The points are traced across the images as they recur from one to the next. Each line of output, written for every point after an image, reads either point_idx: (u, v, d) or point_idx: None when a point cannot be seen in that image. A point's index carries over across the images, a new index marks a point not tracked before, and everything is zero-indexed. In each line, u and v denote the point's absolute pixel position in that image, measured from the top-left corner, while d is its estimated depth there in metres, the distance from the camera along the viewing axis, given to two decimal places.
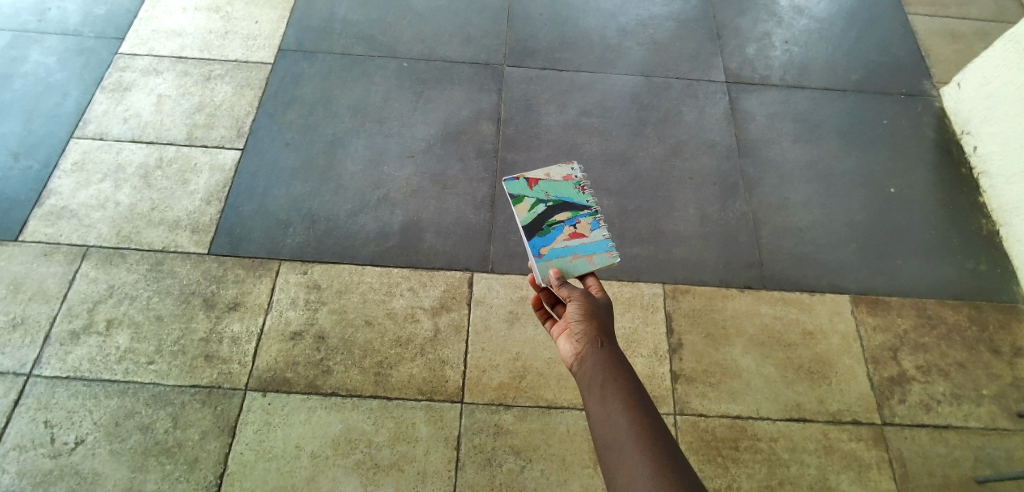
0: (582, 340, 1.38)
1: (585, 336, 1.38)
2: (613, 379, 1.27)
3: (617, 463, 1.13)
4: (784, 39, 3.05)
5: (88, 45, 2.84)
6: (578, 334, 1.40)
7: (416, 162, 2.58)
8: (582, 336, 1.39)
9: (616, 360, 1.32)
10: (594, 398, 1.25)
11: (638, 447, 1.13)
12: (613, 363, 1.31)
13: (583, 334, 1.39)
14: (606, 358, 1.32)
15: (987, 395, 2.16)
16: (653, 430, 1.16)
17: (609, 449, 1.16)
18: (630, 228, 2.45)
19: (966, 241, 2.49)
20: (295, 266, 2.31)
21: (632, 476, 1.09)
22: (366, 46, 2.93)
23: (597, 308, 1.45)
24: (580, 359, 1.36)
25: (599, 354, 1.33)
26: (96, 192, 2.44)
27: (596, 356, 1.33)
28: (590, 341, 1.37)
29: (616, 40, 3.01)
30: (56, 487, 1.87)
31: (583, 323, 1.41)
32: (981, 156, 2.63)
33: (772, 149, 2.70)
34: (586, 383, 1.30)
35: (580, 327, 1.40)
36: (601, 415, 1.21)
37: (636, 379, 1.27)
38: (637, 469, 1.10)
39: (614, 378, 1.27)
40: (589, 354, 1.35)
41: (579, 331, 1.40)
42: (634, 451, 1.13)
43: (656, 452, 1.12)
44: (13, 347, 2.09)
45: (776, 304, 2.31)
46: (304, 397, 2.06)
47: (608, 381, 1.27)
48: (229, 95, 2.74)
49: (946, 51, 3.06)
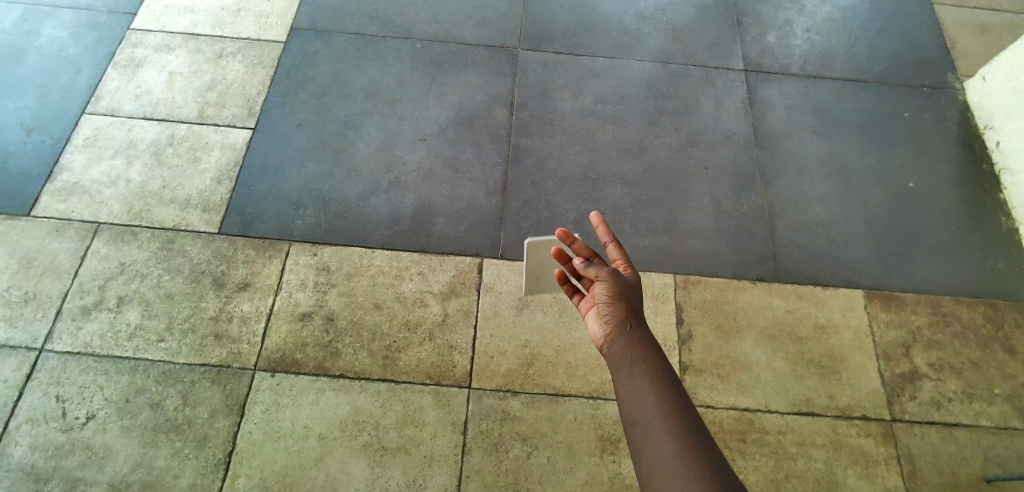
0: (611, 321, 1.38)
1: (614, 317, 1.38)
2: (641, 360, 1.27)
3: (642, 440, 1.14)
4: (805, 28, 2.99)
5: (100, 21, 2.82)
6: (606, 314, 1.39)
7: (428, 146, 2.56)
8: (611, 317, 1.38)
9: (645, 342, 1.32)
10: (622, 379, 1.26)
11: (663, 426, 1.14)
12: (641, 344, 1.31)
13: (612, 314, 1.39)
14: (634, 340, 1.32)
15: (1000, 395, 2.13)
16: (681, 412, 1.17)
17: (635, 427, 1.17)
18: (642, 218, 2.43)
19: (985, 239, 2.44)
20: (306, 247, 2.31)
21: (658, 454, 1.10)
22: (380, 27, 2.89)
23: (627, 289, 1.43)
24: (608, 339, 1.36)
25: (627, 336, 1.33)
26: (108, 169, 2.44)
27: (624, 337, 1.33)
28: (618, 321, 1.37)
29: (633, 26, 2.96)
30: (68, 460, 1.90)
31: (610, 303, 1.40)
32: (1004, 152, 2.57)
33: (790, 140, 2.65)
34: (614, 364, 1.31)
35: (609, 308, 1.40)
36: (628, 394, 1.22)
37: (664, 361, 1.28)
38: (663, 446, 1.11)
39: (641, 358, 1.27)
40: (616, 336, 1.35)
41: (607, 311, 1.39)
42: (659, 428, 1.14)
43: (682, 430, 1.13)
44: (26, 321, 2.11)
45: (788, 297, 2.28)
46: (312, 379, 2.06)
47: (635, 361, 1.27)
48: (241, 74, 2.72)
49: (973, 43, 2.98)
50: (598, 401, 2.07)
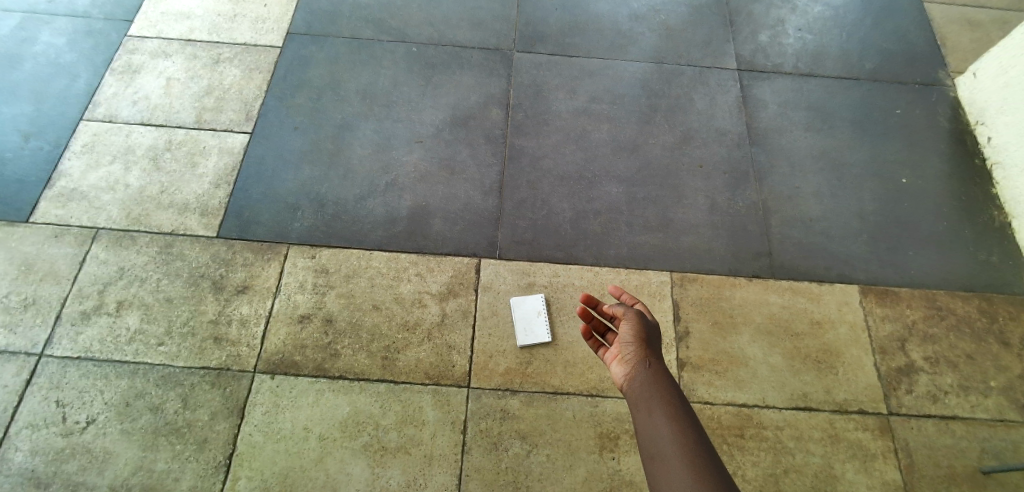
0: (632, 361, 1.48)
1: (636, 356, 1.48)
2: (660, 396, 1.37)
3: (661, 471, 1.23)
4: (796, 27, 3.01)
5: (97, 27, 2.83)
6: (628, 355, 1.50)
7: (424, 147, 2.58)
8: (632, 358, 1.49)
9: (662, 378, 1.42)
10: (641, 412, 1.36)
11: (680, 458, 1.23)
12: (660, 381, 1.41)
13: (633, 355, 1.49)
14: (653, 376, 1.42)
15: (995, 387, 2.15)
16: (696, 444, 1.26)
17: (654, 459, 1.26)
18: (638, 216, 2.45)
19: (979, 233, 2.46)
20: (304, 250, 2.32)
21: (675, 484, 1.19)
22: (375, 30, 2.91)
23: (647, 332, 1.54)
24: (628, 377, 1.46)
25: (646, 373, 1.43)
26: (106, 174, 2.45)
27: (643, 374, 1.43)
28: (638, 360, 1.48)
29: (627, 26, 2.98)
30: (69, 464, 1.90)
31: (633, 343, 1.51)
32: (996, 147, 2.59)
33: (783, 137, 2.67)
34: (633, 399, 1.41)
35: (631, 350, 1.50)
36: (647, 427, 1.32)
37: (680, 396, 1.38)
38: (680, 477, 1.20)
39: (660, 393, 1.37)
40: (638, 373, 1.45)
41: (630, 354, 1.50)
42: (676, 460, 1.23)
43: (697, 461, 1.22)
44: (25, 327, 2.11)
45: (784, 293, 2.30)
46: (312, 380, 2.07)
47: (654, 396, 1.37)
48: (238, 78, 2.74)
49: (963, 39, 3.01)
50: (596, 399, 2.08)
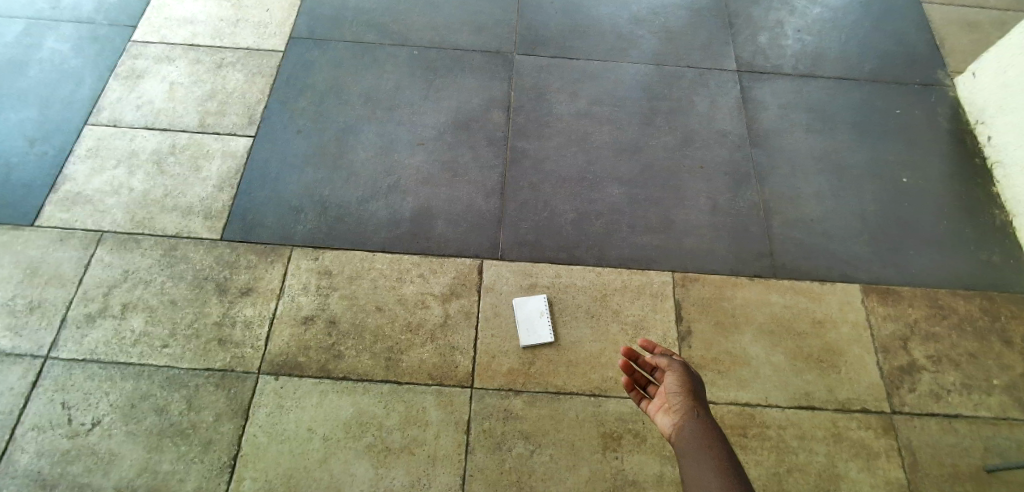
0: (679, 410, 1.48)
1: (683, 405, 1.49)
2: (707, 445, 1.36)
3: None
4: (796, 29, 3.03)
5: (101, 33, 2.86)
6: (675, 405, 1.50)
7: (427, 150, 2.59)
8: (679, 407, 1.49)
9: (710, 427, 1.41)
10: (688, 461, 1.35)
11: None
12: (707, 430, 1.40)
13: (680, 404, 1.49)
14: (701, 424, 1.42)
15: (998, 386, 2.15)
16: None
17: None
18: (639, 217, 2.46)
19: (980, 232, 2.47)
20: (307, 252, 2.33)
21: None
22: (377, 34, 2.93)
23: (693, 383, 1.55)
24: (675, 426, 1.45)
25: (693, 421, 1.43)
26: (110, 178, 2.46)
27: (690, 423, 1.43)
28: (685, 409, 1.47)
29: (627, 29, 3.00)
30: (74, 466, 1.91)
31: (680, 394, 1.51)
32: (996, 147, 2.60)
33: (784, 138, 2.68)
34: (680, 447, 1.40)
35: (678, 399, 1.51)
36: (693, 475, 1.31)
37: (728, 447, 1.36)
38: None
39: (707, 443, 1.37)
40: (685, 422, 1.44)
41: (677, 403, 1.50)
42: None
43: None
44: (31, 329, 2.13)
45: (786, 293, 2.30)
46: (315, 381, 2.08)
47: (701, 445, 1.36)
48: (241, 83, 2.76)
49: (962, 40, 3.03)
50: (599, 399, 2.08)
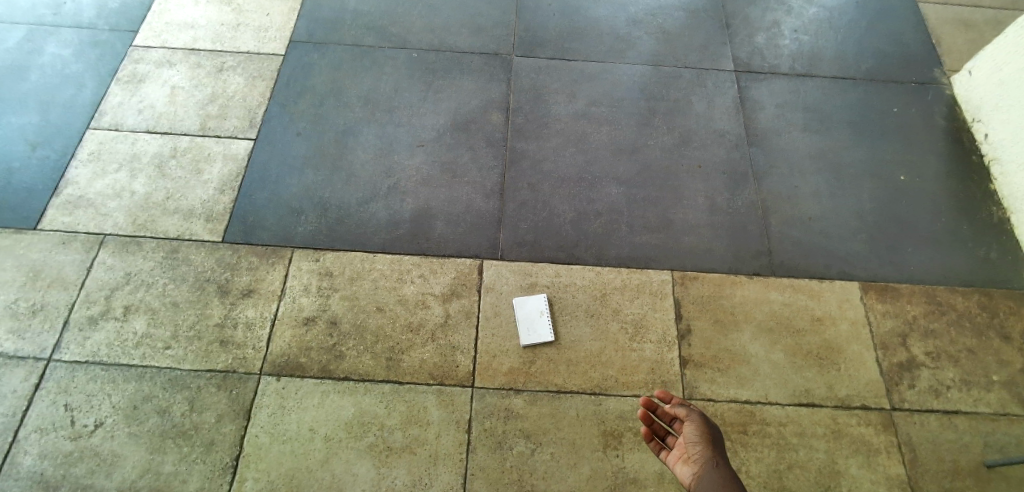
0: (699, 461, 1.56)
1: (703, 455, 1.56)
2: None
3: None
4: (792, 29, 3.05)
5: (102, 38, 2.88)
6: (695, 456, 1.57)
7: (426, 152, 2.61)
8: (699, 458, 1.56)
9: (730, 478, 1.48)
10: None
11: None
12: (727, 481, 1.47)
13: (700, 455, 1.57)
14: (721, 476, 1.49)
15: (997, 381, 2.15)
16: None
17: None
18: (638, 217, 2.47)
19: (977, 229, 2.48)
20: (308, 253, 2.34)
21: None
22: (376, 37, 2.95)
23: (711, 432, 1.61)
24: (696, 477, 1.54)
25: (713, 473, 1.51)
26: (112, 182, 2.48)
27: (710, 474, 1.51)
28: (705, 460, 1.55)
29: (625, 30, 3.02)
30: (77, 468, 1.92)
31: (700, 446, 1.58)
32: (993, 144, 2.61)
33: (781, 137, 2.70)
34: None
35: (697, 450, 1.58)
36: None
37: None
38: None
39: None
40: (704, 473, 1.52)
41: (697, 454, 1.57)
42: None
43: None
44: (33, 332, 2.14)
45: (784, 291, 2.31)
46: (317, 382, 2.09)
47: None
48: (241, 86, 2.78)
49: (958, 39, 3.04)
50: (599, 397, 2.09)
